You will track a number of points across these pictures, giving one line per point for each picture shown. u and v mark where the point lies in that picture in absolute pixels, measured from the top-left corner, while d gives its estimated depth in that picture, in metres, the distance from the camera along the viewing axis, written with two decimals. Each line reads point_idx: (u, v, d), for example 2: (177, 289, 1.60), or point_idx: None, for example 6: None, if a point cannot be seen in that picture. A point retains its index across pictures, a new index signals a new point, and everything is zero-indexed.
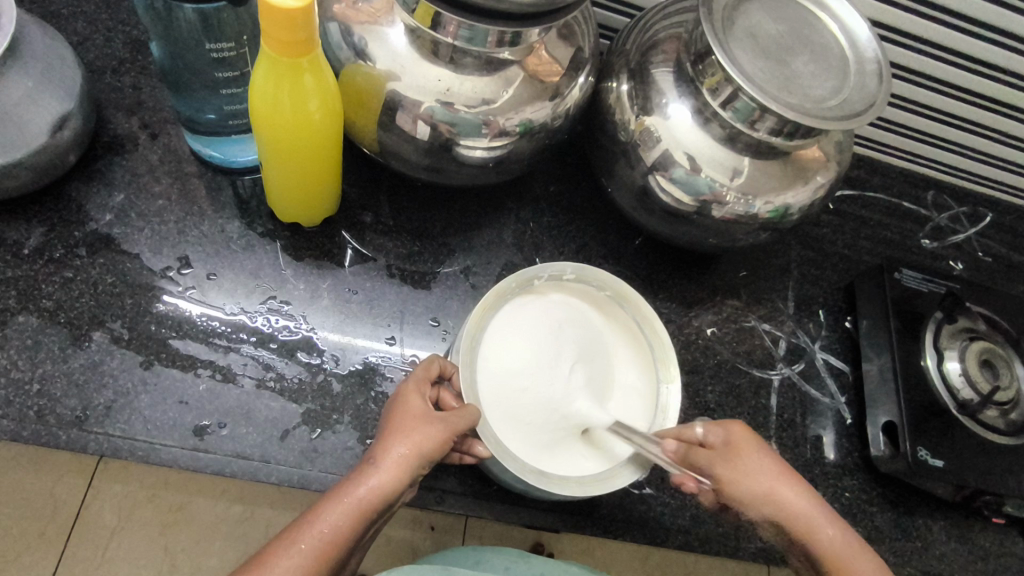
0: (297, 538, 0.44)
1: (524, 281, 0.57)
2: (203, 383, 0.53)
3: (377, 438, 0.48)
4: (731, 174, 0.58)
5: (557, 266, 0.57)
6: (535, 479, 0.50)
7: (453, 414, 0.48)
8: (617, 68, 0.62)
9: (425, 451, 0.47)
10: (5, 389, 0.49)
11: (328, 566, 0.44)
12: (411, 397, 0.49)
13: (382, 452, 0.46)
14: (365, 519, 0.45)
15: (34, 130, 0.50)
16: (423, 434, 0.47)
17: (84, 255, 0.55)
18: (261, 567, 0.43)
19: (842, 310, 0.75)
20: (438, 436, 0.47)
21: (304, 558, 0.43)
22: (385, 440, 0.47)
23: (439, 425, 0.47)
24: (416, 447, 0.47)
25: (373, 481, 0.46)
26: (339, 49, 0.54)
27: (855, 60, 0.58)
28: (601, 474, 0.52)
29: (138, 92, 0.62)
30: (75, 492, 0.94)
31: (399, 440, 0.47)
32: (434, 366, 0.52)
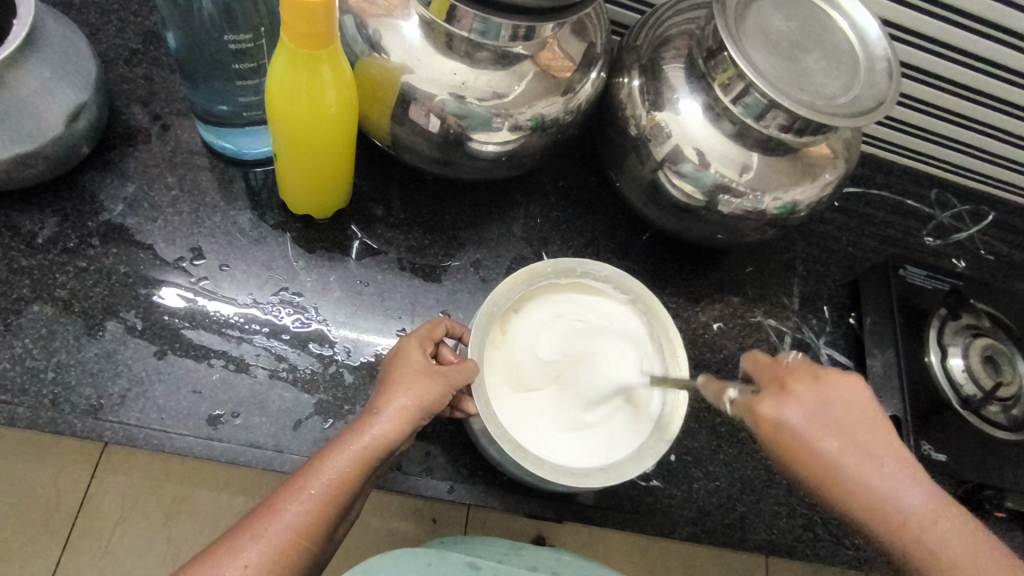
0: (303, 486, 0.44)
1: (559, 272, 0.58)
2: (216, 373, 0.53)
3: (376, 391, 0.49)
4: (740, 169, 0.59)
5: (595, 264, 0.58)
6: (512, 451, 0.50)
7: (451, 368, 0.49)
8: (629, 64, 0.62)
9: (425, 401, 0.47)
10: (20, 378, 0.50)
11: (334, 514, 0.44)
12: (410, 350, 0.50)
13: (385, 402, 0.47)
14: (366, 467, 0.45)
15: (50, 119, 0.50)
16: (424, 384, 0.48)
17: (98, 245, 0.55)
18: (269, 517, 0.42)
19: (847, 306, 0.75)
20: (438, 386, 0.48)
21: (310, 505, 0.43)
22: (387, 391, 0.47)
23: (439, 378, 0.48)
24: (418, 398, 0.47)
25: (376, 429, 0.46)
26: (354, 42, 0.54)
27: (865, 58, 0.58)
28: (583, 469, 0.51)
29: (151, 83, 0.62)
30: (79, 483, 0.94)
31: (400, 389, 0.47)
32: (437, 327, 0.53)
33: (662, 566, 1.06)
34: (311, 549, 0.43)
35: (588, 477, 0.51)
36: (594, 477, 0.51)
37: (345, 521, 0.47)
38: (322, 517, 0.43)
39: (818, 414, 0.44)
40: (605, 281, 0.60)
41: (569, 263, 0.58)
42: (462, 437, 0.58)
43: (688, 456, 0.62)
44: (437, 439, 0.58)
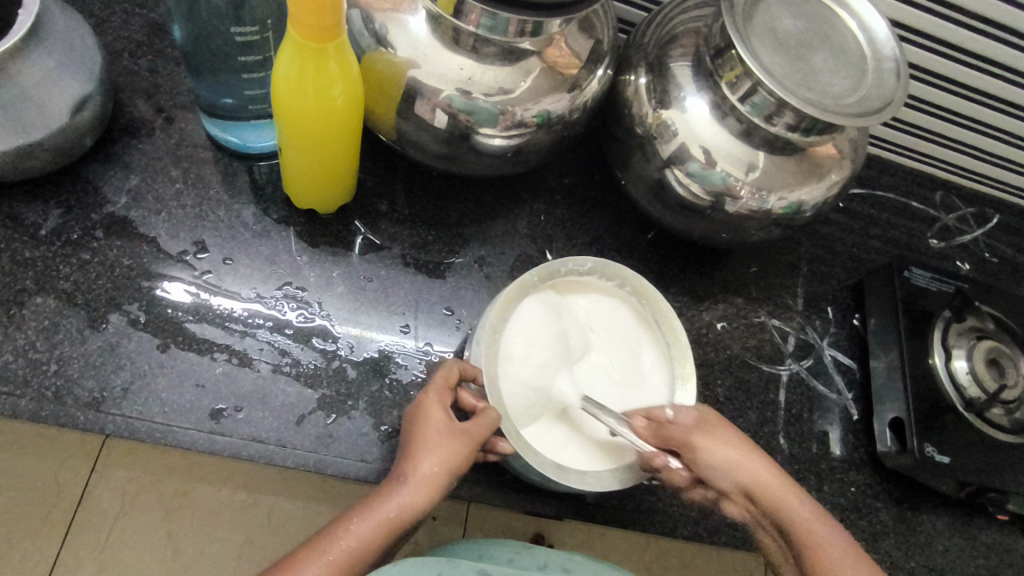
0: (323, 551, 0.44)
1: (546, 275, 0.57)
2: (219, 367, 0.53)
3: (401, 452, 0.49)
4: (746, 169, 0.58)
5: (577, 260, 0.57)
6: (556, 474, 0.50)
7: (476, 427, 0.49)
8: (635, 61, 0.62)
9: (451, 466, 0.48)
10: (23, 369, 0.49)
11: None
12: (434, 406, 0.49)
13: (412, 468, 0.47)
14: (393, 535, 0.46)
15: (55, 110, 0.50)
16: (450, 448, 0.48)
17: (101, 237, 0.55)
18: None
19: (850, 307, 0.75)
20: (463, 450, 0.48)
21: (330, 569, 0.44)
22: (414, 456, 0.48)
23: (465, 441, 0.48)
24: (444, 463, 0.48)
25: (399, 497, 0.46)
26: (361, 36, 0.54)
27: (873, 58, 0.58)
28: (594, 471, 0.52)
29: (155, 76, 0.62)
30: (79, 477, 0.94)
31: (427, 455, 0.47)
32: (454, 373, 0.51)
33: (661, 566, 1.06)
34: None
35: (600, 479, 0.51)
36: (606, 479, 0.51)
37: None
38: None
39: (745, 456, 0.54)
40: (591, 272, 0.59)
41: (553, 266, 0.57)
42: None
43: None
44: None
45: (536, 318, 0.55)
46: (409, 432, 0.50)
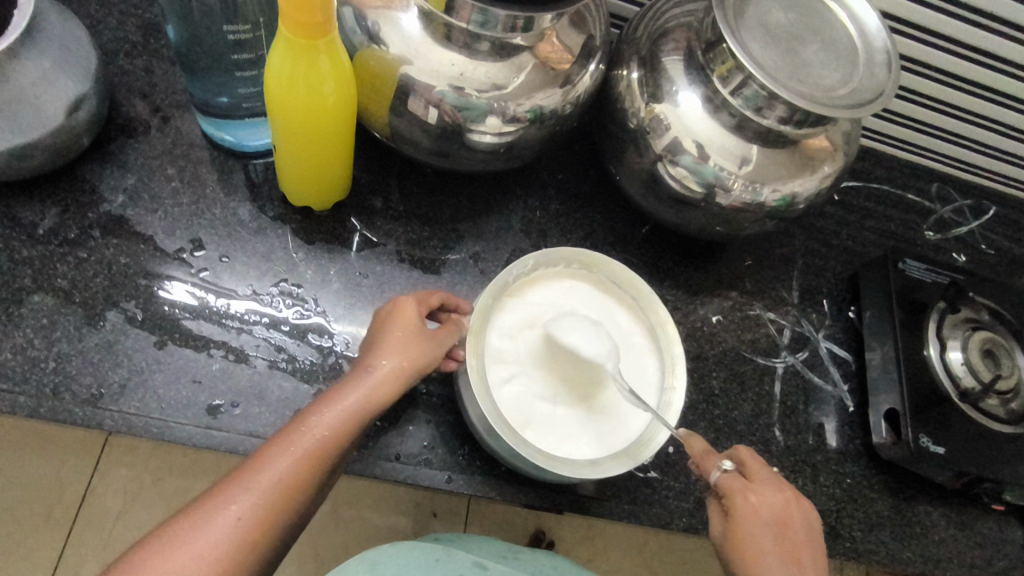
0: (294, 438, 0.44)
1: (498, 292, 0.56)
2: (216, 363, 0.54)
3: (364, 353, 0.50)
4: (739, 162, 0.59)
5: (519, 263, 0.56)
6: (595, 471, 0.51)
7: (442, 332, 0.52)
8: (628, 56, 0.62)
9: (415, 362, 0.49)
10: (22, 367, 0.50)
11: (324, 465, 0.45)
12: (404, 310, 0.51)
13: (375, 362, 0.48)
14: (352, 428, 0.46)
15: (50, 110, 0.50)
16: (414, 347, 0.49)
17: (98, 236, 0.55)
18: (260, 463, 0.43)
19: (846, 299, 0.76)
20: (427, 349, 0.50)
21: (303, 453, 0.44)
22: (377, 352, 0.49)
23: (431, 339, 0.50)
24: (409, 360, 0.49)
25: (371, 382, 0.47)
26: (354, 33, 0.54)
27: (865, 50, 0.58)
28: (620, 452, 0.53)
29: (151, 75, 0.62)
30: (81, 475, 0.94)
31: (390, 351, 0.49)
32: (434, 296, 0.54)
33: (660, 560, 1.06)
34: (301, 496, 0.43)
35: (616, 463, 0.52)
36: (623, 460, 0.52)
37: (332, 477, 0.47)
38: (315, 467, 0.44)
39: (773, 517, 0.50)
40: (535, 266, 0.58)
41: (502, 280, 0.56)
42: (461, 428, 0.58)
43: (686, 448, 0.62)
44: (436, 430, 0.58)
45: (505, 339, 0.55)
46: (372, 336, 0.51)
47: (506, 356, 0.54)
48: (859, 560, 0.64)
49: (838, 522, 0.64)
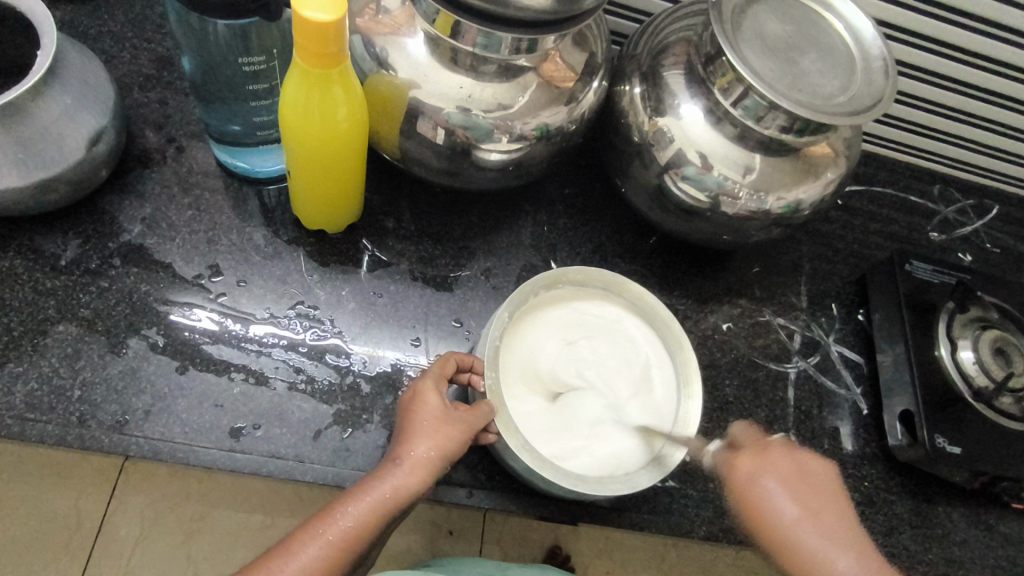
0: (323, 531, 0.46)
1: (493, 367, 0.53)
2: (237, 386, 0.54)
3: (397, 440, 0.50)
4: (743, 170, 0.60)
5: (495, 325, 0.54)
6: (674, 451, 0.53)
7: (471, 412, 0.50)
8: (630, 71, 0.64)
9: (447, 450, 0.49)
10: (48, 396, 0.51)
11: (351, 556, 0.46)
12: (427, 396, 0.51)
13: (407, 452, 0.48)
14: (388, 516, 0.47)
15: (72, 145, 0.52)
16: (445, 434, 0.49)
17: (118, 265, 0.57)
18: (286, 557, 0.45)
19: (855, 303, 0.76)
20: (458, 435, 0.49)
21: (329, 548, 0.45)
22: (409, 441, 0.49)
23: (459, 425, 0.49)
24: (440, 447, 0.49)
25: (398, 479, 0.47)
26: (363, 60, 0.56)
27: (862, 57, 0.59)
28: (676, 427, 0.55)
29: (166, 107, 0.64)
30: (100, 503, 0.95)
31: (423, 439, 0.49)
32: (450, 364, 0.53)
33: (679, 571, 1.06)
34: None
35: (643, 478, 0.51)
36: (651, 474, 0.51)
37: (363, 559, 0.49)
38: (337, 562, 0.45)
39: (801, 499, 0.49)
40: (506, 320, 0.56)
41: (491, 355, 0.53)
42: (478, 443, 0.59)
43: None
44: None
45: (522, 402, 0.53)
46: (405, 420, 0.51)
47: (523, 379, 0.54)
48: (881, 564, 0.64)
49: (858, 526, 0.64)
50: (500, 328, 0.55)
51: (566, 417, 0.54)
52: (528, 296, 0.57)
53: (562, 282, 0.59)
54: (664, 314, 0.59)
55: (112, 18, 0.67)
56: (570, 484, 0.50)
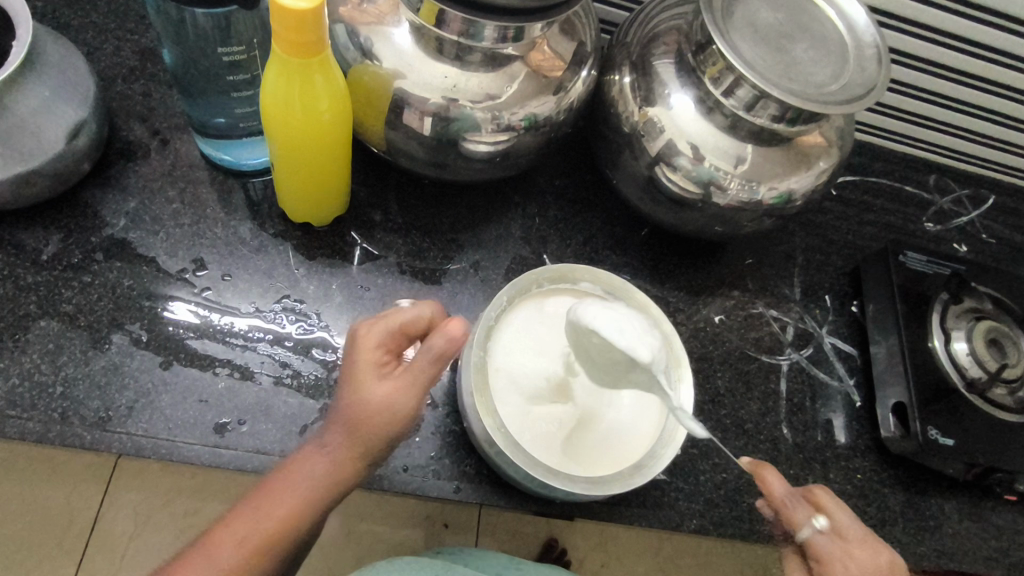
0: (265, 497, 0.45)
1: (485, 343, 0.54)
2: (222, 382, 0.54)
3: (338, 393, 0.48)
4: (734, 161, 0.60)
5: (495, 302, 0.54)
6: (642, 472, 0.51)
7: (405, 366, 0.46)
8: (620, 60, 0.63)
9: (378, 405, 0.45)
10: (29, 393, 0.50)
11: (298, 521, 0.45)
12: (364, 343, 0.47)
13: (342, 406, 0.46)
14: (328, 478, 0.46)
15: (50, 138, 0.51)
16: (378, 387, 0.46)
17: (101, 259, 0.56)
18: (232, 524, 0.45)
19: (848, 294, 0.76)
20: (389, 389, 0.45)
21: (269, 517, 0.44)
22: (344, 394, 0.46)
23: (393, 380, 0.46)
24: (370, 401, 0.45)
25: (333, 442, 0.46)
26: (346, 49, 0.55)
27: (855, 45, 0.58)
28: (655, 446, 0.53)
29: (149, 99, 0.63)
30: (91, 499, 0.95)
31: (354, 392, 0.46)
32: (415, 323, 0.49)
33: (674, 562, 1.06)
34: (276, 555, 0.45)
35: (607, 485, 0.51)
36: (621, 482, 0.51)
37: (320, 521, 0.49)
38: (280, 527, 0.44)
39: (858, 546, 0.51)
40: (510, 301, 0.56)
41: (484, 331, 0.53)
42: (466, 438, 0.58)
43: (694, 449, 0.62)
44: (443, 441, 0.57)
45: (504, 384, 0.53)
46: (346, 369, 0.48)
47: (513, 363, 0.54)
48: None
49: None
50: (497, 310, 0.55)
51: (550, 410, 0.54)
52: (531, 286, 0.57)
53: (570, 278, 0.58)
54: (666, 327, 0.57)
55: (93, 8, 0.66)
56: (535, 472, 0.49)
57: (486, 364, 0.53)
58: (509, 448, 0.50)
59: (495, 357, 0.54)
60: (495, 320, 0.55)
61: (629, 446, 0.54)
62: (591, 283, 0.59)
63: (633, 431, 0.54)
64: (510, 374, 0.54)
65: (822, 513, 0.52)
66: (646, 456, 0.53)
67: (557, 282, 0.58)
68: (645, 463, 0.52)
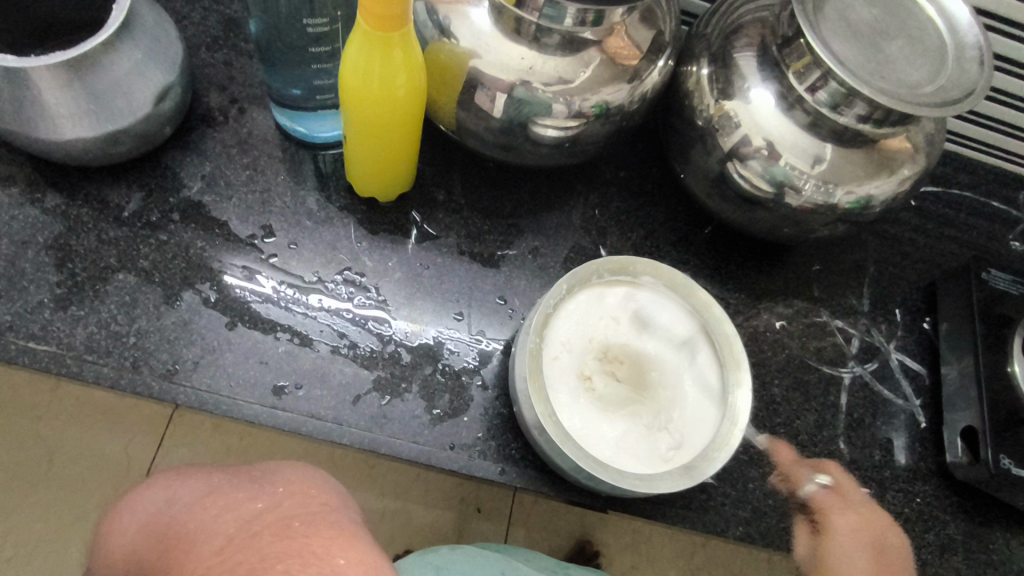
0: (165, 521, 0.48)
1: (541, 331, 0.53)
2: (282, 346, 0.55)
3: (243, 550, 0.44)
4: (813, 161, 0.58)
5: (553, 290, 0.53)
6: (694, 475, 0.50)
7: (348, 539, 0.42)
8: (698, 51, 0.61)
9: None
10: (105, 341, 0.52)
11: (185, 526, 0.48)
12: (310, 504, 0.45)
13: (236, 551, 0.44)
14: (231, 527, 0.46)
15: (140, 99, 0.53)
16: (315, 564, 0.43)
17: (178, 220, 0.58)
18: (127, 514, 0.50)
19: (921, 310, 0.72)
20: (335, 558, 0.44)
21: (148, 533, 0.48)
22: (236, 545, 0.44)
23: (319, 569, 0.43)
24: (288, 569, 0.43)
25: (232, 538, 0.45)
26: (425, 26, 0.55)
27: (955, 47, 0.55)
28: (709, 450, 0.52)
29: (230, 68, 0.65)
30: (148, 450, 1.01)
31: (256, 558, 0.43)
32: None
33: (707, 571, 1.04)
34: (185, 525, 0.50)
35: (658, 484, 0.50)
36: (671, 481, 0.50)
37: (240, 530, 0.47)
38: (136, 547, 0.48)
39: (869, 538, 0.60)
40: (567, 291, 0.55)
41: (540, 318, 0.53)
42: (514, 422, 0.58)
43: (744, 455, 0.61)
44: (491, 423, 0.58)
45: (558, 373, 0.53)
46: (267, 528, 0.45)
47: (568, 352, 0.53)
48: None
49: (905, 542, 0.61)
50: (555, 298, 0.54)
51: (603, 404, 0.53)
52: (592, 275, 0.56)
53: (630, 271, 0.57)
54: (728, 329, 0.55)
55: None
56: (584, 465, 0.49)
57: (541, 352, 0.53)
58: (560, 439, 0.49)
59: (549, 345, 0.53)
60: (552, 308, 0.54)
61: (683, 446, 0.52)
62: (652, 277, 0.57)
63: (688, 431, 0.53)
64: (564, 364, 0.53)
65: (822, 471, 0.62)
66: (699, 458, 0.52)
67: (617, 274, 0.56)
68: (698, 465, 0.51)
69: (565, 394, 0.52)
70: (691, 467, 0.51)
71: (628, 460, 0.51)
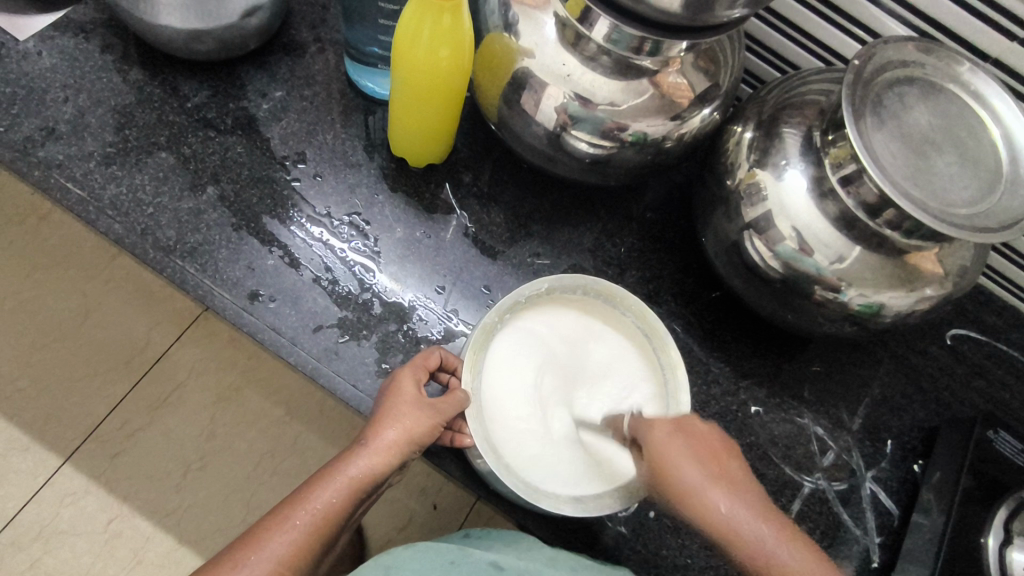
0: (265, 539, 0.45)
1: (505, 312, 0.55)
2: (272, 260, 0.59)
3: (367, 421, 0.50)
4: (834, 258, 0.55)
5: (534, 282, 0.55)
6: (574, 509, 0.49)
7: (443, 401, 0.50)
8: (749, 115, 0.61)
9: (417, 434, 0.49)
10: (127, 203, 0.58)
11: (321, 540, 0.47)
12: (403, 381, 0.51)
13: (377, 433, 0.49)
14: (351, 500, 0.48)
15: (232, 9, 0.59)
16: (416, 418, 0.49)
17: (228, 124, 0.64)
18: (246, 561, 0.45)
19: (915, 450, 0.67)
20: (430, 420, 0.49)
21: (299, 532, 0.46)
22: (378, 423, 0.49)
23: (433, 413, 0.50)
24: (410, 430, 0.49)
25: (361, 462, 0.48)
26: (492, 17, 0.59)
27: (1009, 177, 0.52)
28: (605, 493, 0.51)
29: (326, 12, 0.70)
30: (167, 339, 1.08)
31: (391, 423, 0.49)
32: (433, 358, 0.53)
33: None
34: (317, 551, 0.47)
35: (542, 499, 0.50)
36: (552, 502, 0.49)
37: (345, 528, 0.50)
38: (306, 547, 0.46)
39: (709, 459, 0.47)
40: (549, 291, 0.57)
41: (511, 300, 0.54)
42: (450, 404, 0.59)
43: (668, 520, 0.59)
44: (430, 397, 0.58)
45: (501, 356, 0.54)
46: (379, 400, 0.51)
47: (521, 345, 0.55)
48: None
49: None
50: (534, 291, 0.56)
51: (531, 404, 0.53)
52: (577, 289, 0.57)
53: (615, 301, 0.57)
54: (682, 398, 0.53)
55: None
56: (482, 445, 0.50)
57: (496, 331, 0.54)
58: (471, 412, 0.51)
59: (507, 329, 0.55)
60: (526, 300, 0.56)
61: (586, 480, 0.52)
62: (634, 318, 0.57)
63: (597, 470, 0.52)
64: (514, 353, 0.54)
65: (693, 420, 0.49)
66: (592, 497, 0.51)
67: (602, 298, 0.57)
68: (586, 502, 0.50)
69: (500, 377, 0.53)
70: (580, 501, 0.50)
71: (528, 466, 0.51)
